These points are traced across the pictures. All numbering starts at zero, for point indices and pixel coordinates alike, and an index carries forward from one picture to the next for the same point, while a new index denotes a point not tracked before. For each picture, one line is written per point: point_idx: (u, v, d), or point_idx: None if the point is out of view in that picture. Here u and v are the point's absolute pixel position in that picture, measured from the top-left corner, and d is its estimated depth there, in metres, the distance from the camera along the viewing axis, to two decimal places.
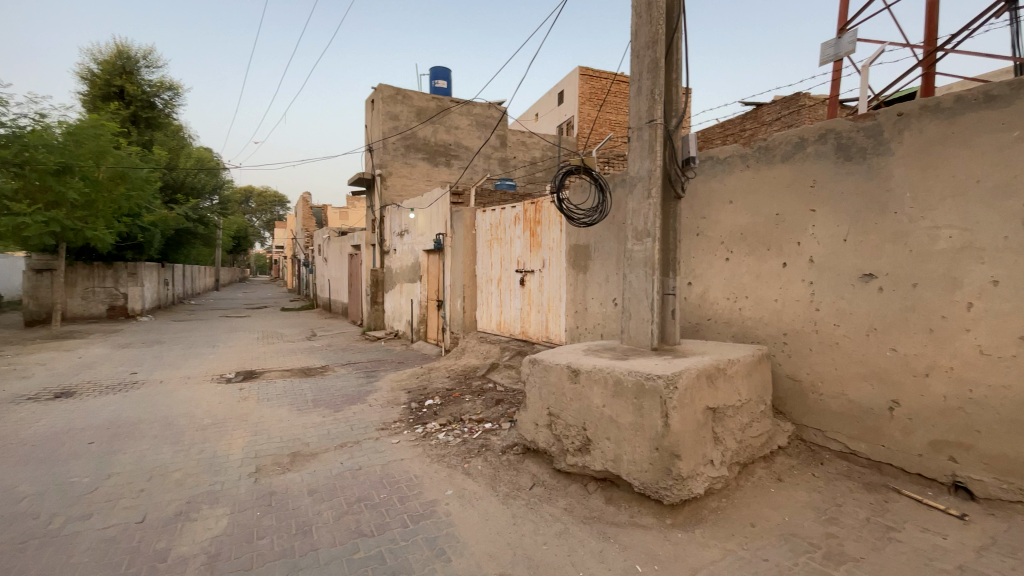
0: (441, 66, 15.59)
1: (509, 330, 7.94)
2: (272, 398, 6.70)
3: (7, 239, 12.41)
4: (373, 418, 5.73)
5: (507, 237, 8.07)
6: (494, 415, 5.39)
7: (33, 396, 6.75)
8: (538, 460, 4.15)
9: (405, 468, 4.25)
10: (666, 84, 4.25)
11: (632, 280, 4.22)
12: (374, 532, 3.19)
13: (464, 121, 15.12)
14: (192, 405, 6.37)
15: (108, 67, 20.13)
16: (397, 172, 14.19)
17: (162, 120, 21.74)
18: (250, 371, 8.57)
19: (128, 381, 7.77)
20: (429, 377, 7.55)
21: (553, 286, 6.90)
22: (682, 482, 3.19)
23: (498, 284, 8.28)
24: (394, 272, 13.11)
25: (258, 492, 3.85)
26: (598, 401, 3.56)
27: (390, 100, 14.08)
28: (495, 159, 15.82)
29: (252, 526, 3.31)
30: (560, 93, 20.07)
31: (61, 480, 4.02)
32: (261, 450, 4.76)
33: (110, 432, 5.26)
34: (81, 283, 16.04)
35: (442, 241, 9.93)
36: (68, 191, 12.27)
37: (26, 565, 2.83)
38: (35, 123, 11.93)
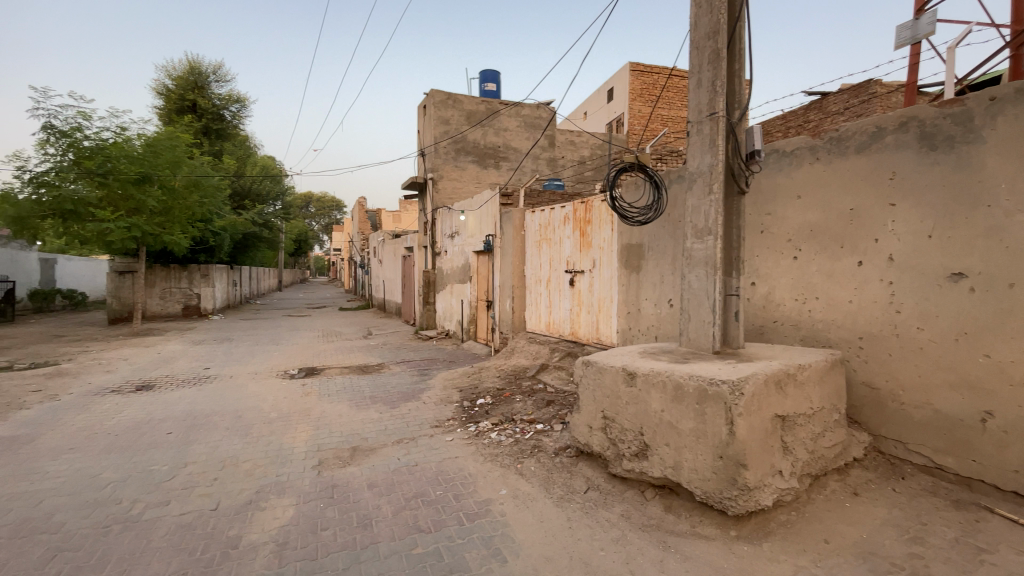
0: (490, 69, 15.74)
1: (559, 330, 7.87)
2: (332, 394, 6.97)
3: (95, 244, 13.57)
4: (427, 415, 5.84)
5: (556, 238, 8.00)
6: (546, 416, 5.34)
7: (119, 388, 7.37)
8: (592, 463, 4.08)
9: (459, 466, 4.30)
10: (728, 76, 4.07)
11: (692, 279, 4.06)
12: (431, 529, 3.24)
13: (513, 122, 15.20)
14: (258, 399, 6.73)
15: (182, 82, 21.74)
16: (448, 175, 14.44)
17: (230, 130, 23.24)
18: (312, 367, 8.97)
19: (201, 376, 8.34)
20: (479, 376, 7.60)
21: (604, 287, 6.78)
22: (748, 494, 3.02)
23: (547, 284, 8.23)
24: (445, 273, 13.34)
25: (321, 484, 4.00)
26: (656, 406, 3.45)
27: (440, 104, 14.35)
28: (544, 160, 15.80)
29: (316, 517, 3.44)
30: (610, 90, 19.76)
31: (145, 468, 4.35)
32: (323, 443, 4.96)
33: (187, 423, 5.65)
34: (160, 284, 17.41)
35: (491, 242, 9.99)
36: (147, 198, 13.35)
37: (115, 547, 3.07)
38: (117, 136, 13.07)
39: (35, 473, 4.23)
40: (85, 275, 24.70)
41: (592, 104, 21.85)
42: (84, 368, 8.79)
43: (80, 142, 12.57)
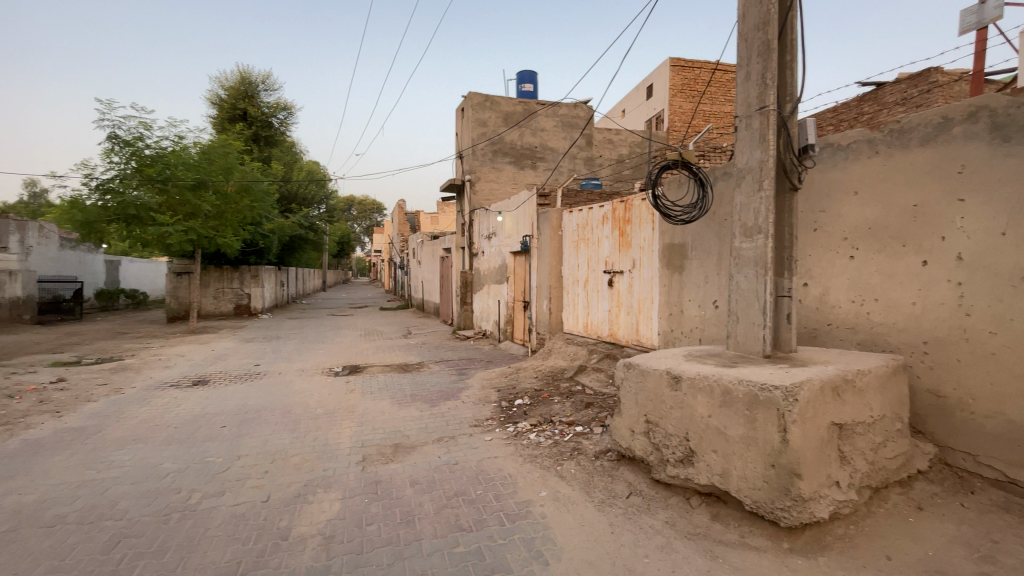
0: (528, 70, 15.75)
1: (597, 332, 7.77)
2: (375, 392, 7.14)
3: (155, 246, 14.41)
4: (466, 414, 5.88)
5: (594, 238, 7.91)
6: (585, 418, 5.27)
7: (178, 383, 7.81)
8: (634, 468, 4.00)
9: (499, 466, 4.30)
10: (779, 68, 3.91)
11: (740, 281, 3.92)
12: (473, 528, 3.25)
13: (550, 122, 15.16)
14: (305, 396, 6.97)
15: (234, 92, 22.83)
16: (485, 176, 14.53)
17: (278, 137, 24.23)
18: (355, 365, 9.22)
19: (252, 372, 8.73)
20: (517, 377, 7.60)
21: (644, 287, 6.65)
22: (802, 505, 2.89)
23: (585, 285, 8.14)
24: (482, 274, 13.42)
25: (365, 479, 4.10)
26: (703, 411, 3.34)
27: (478, 107, 14.47)
28: (581, 159, 15.70)
29: (361, 512, 3.52)
30: (649, 87, 19.40)
31: (201, 459, 4.58)
32: (367, 440, 5.08)
33: (239, 417, 5.91)
34: (214, 285, 18.34)
35: (528, 242, 9.96)
36: (202, 203, 14.09)
37: (174, 534, 3.24)
38: (175, 145, 13.85)
39: (103, 462, 4.52)
40: (145, 276, 26.28)
41: (631, 102, 21.53)
42: (146, 364, 9.35)
43: (141, 150, 13.38)
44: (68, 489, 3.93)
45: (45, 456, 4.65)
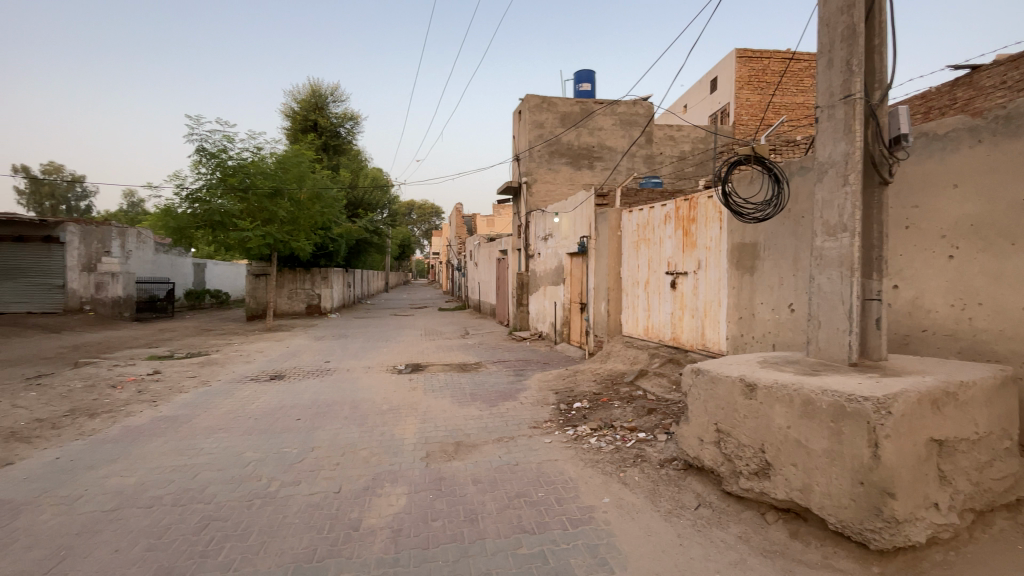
0: (585, 69, 15.59)
1: (659, 335, 7.55)
2: (436, 390, 7.32)
3: (236, 250, 15.53)
4: (526, 416, 5.88)
5: (656, 238, 7.69)
6: (649, 425, 5.12)
7: (257, 377, 8.39)
8: (702, 478, 3.83)
9: (560, 470, 4.26)
10: (867, 53, 3.62)
11: (822, 283, 3.66)
12: (536, 530, 3.24)
13: (608, 121, 14.94)
14: (371, 392, 7.27)
15: (306, 104, 24.28)
16: (542, 178, 14.52)
17: (345, 145, 25.50)
18: (416, 364, 9.49)
19: (323, 368, 9.22)
20: (575, 380, 7.50)
21: (710, 289, 6.38)
22: (895, 528, 2.65)
23: (646, 287, 7.93)
24: (538, 275, 13.41)
25: (429, 475, 4.21)
26: (781, 421, 3.15)
27: (535, 109, 14.49)
28: (640, 158, 15.39)
29: (426, 507, 3.61)
30: (713, 80, 18.64)
31: (279, 449, 4.88)
32: (430, 436, 5.22)
33: (313, 411, 6.25)
34: (288, 286, 19.56)
35: (586, 243, 9.83)
36: (278, 209, 15.07)
37: (257, 520, 3.47)
38: (254, 155, 14.90)
39: (193, 449, 4.92)
40: (227, 278, 28.46)
41: (694, 96, 20.81)
42: (229, 359, 10.10)
43: (225, 161, 14.51)
44: (163, 473, 4.30)
45: (145, 441, 5.13)
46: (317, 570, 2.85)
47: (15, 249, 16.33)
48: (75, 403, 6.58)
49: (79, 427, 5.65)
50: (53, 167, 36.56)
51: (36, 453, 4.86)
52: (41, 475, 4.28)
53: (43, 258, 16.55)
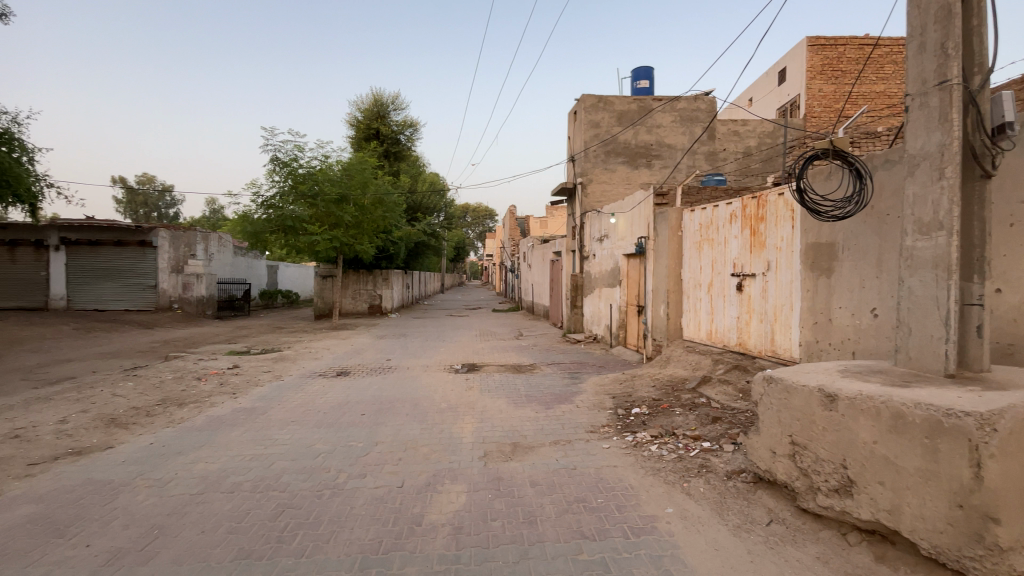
0: (643, 66, 15.25)
1: (723, 340, 7.24)
2: (492, 390, 7.40)
3: (306, 253, 16.43)
4: (583, 419, 5.80)
5: (720, 238, 7.37)
6: (714, 434, 4.90)
7: (324, 373, 8.84)
8: (774, 493, 3.63)
9: (619, 476, 4.17)
10: (965, 35, 3.29)
11: (912, 286, 3.36)
12: (596, 537, 3.19)
13: (667, 118, 14.58)
14: (429, 390, 7.46)
15: (369, 113, 25.37)
16: (598, 178, 14.31)
17: (405, 152, 26.40)
18: (472, 364, 9.65)
19: (385, 366, 9.59)
20: (632, 385, 7.32)
21: (781, 292, 6.04)
22: (1001, 557, 2.38)
23: (709, 289, 7.62)
24: (593, 277, 13.22)
25: (488, 475, 4.26)
26: (866, 436, 2.92)
27: (591, 108, 14.31)
28: (702, 155, 14.95)
29: (485, 506, 3.65)
30: (782, 71, 17.68)
31: (346, 443, 5.11)
32: (487, 436, 5.27)
33: (376, 407, 6.50)
34: (352, 286, 20.48)
35: (644, 244, 9.56)
36: (343, 214, 15.85)
37: (327, 509, 3.64)
38: (322, 163, 15.76)
39: (269, 439, 5.25)
40: (296, 279, 30.18)
41: (760, 88, 19.83)
42: (298, 355, 10.71)
43: (296, 170, 15.47)
44: (242, 461, 4.63)
45: (226, 431, 5.53)
46: (383, 562, 2.95)
47: (114, 252, 18.01)
48: (166, 394, 7.20)
49: (170, 416, 6.18)
50: (147, 178, 40.33)
51: (134, 438, 5.36)
52: (138, 459, 4.71)
53: (137, 260, 18.17)
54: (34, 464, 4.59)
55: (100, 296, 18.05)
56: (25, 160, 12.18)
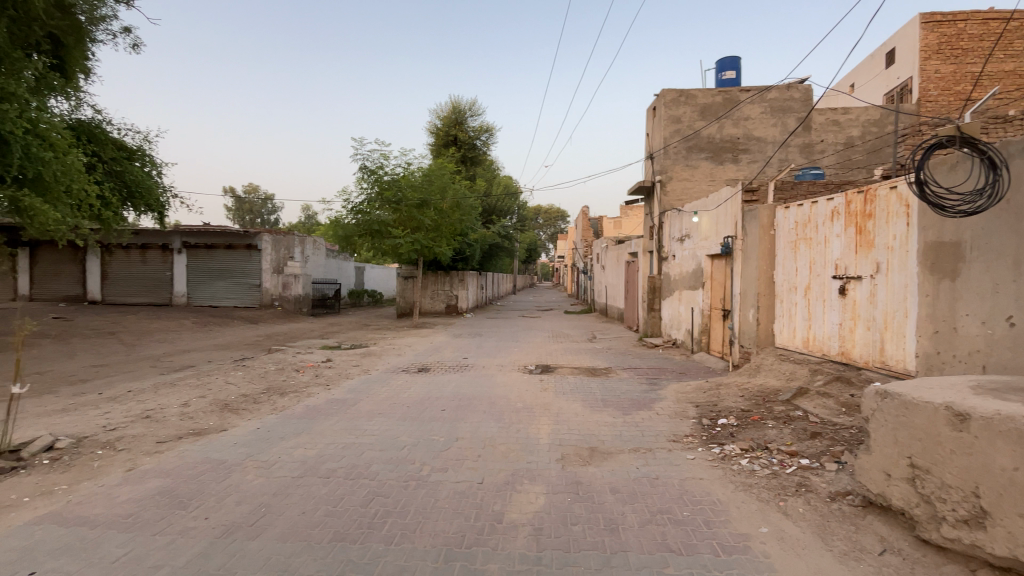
0: (729, 56, 14.45)
1: (823, 349, 6.64)
2: (568, 393, 7.35)
3: (390, 255, 17.30)
4: (663, 428, 5.58)
5: (820, 236, 6.78)
6: (814, 450, 4.51)
7: (407, 369, 9.28)
8: (888, 519, 3.27)
9: (706, 489, 3.97)
10: None
11: None
12: (683, 551, 3.05)
13: (757, 109, 13.72)
14: (505, 389, 7.56)
15: (447, 121, 26.34)
16: (679, 175, 13.71)
17: (481, 156, 27.12)
18: (546, 365, 9.64)
19: (463, 363, 9.88)
20: (717, 394, 6.92)
21: (893, 297, 5.44)
22: None
23: (807, 293, 7.04)
24: (672, 279, 12.70)
25: (567, 478, 4.22)
26: (1005, 462, 2.54)
27: (672, 103, 13.77)
28: (796, 147, 13.94)
29: (565, 510, 3.62)
30: (891, 52, 16.08)
31: (428, 437, 5.31)
32: (564, 439, 5.24)
33: (456, 404, 6.69)
34: (431, 287, 21.32)
35: (731, 244, 9.02)
36: (424, 218, 16.58)
37: (413, 500, 3.80)
38: (405, 170, 16.58)
39: (359, 430, 5.59)
40: (379, 280, 31.99)
41: (865, 72, 18.08)
42: (383, 351, 11.32)
43: (382, 177, 16.41)
44: (337, 449, 4.96)
45: (321, 420, 5.97)
46: (466, 556, 3.02)
47: (226, 254, 20.10)
48: (269, 383, 7.90)
49: (272, 403, 6.77)
50: (252, 188, 44.73)
51: (243, 423, 5.93)
52: (247, 441, 5.21)
53: (244, 262, 20.13)
54: (163, 442, 5.22)
55: (213, 293, 20.21)
56: (155, 173, 13.92)
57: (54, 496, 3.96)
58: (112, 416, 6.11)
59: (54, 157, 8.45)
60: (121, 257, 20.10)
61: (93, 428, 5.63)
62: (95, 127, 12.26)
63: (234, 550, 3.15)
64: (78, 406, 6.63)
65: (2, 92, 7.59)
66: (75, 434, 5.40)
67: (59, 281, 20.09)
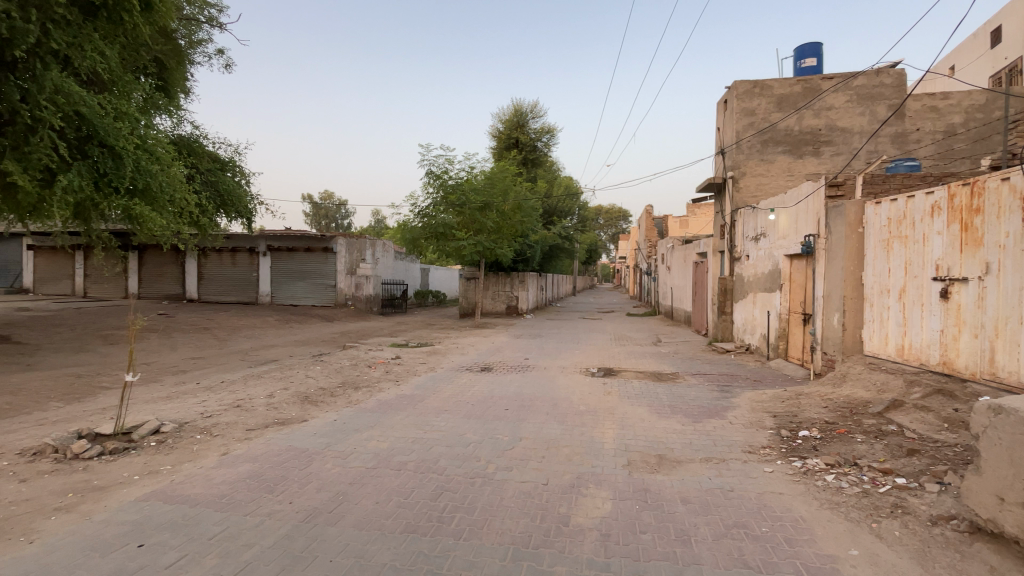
0: (810, 42, 13.51)
1: (921, 358, 6.03)
2: (633, 397, 7.17)
3: (453, 257, 17.73)
4: (738, 438, 5.30)
5: (918, 234, 6.16)
6: (912, 469, 4.10)
7: (470, 367, 9.47)
8: (1001, 549, 2.90)
9: (786, 505, 3.72)
10: None
11: None
12: (762, 569, 2.88)
13: (842, 98, 12.73)
14: (568, 391, 7.52)
15: (509, 123, 26.67)
16: (753, 171, 12.97)
17: (542, 158, 27.21)
18: (610, 368, 9.49)
19: (525, 364, 9.93)
20: (798, 404, 6.47)
21: (1007, 301, 4.86)
22: None
23: (902, 296, 6.41)
24: (746, 280, 12.03)
25: (634, 485, 4.12)
26: None
27: (745, 95, 13.05)
28: (887, 137, 12.78)
29: (633, 517, 3.53)
30: (998, 29, 14.49)
31: (493, 435, 5.37)
32: (631, 445, 5.11)
33: (519, 404, 6.74)
34: (492, 287, 21.61)
35: (813, 243, 8.42)
36: (486, 220, 16.82)
37: (479, 497, 3.87)
38: (469, 173, 16.96)
39: (427, 425, 5.77)
40: (443, 282, 32.87)
41: (967, 52, 16.33)
42: (447, 350, 11.62)
43: (447, 181, 16.88)
44: (406, 443, 5.15)
45: (391, 414, 6.23)
46: (534, 557, 3.02)
47: (304, 257, 21.47)
48: (343, 378, 8.33)
49: (348, 397, 7.14)
50: (328, 194, 47.59)
51: (321, 415, 6.31)
52: (325, 432, 5.54)
53: (321, 263, 21.41)
54: (251, 430, 5.66)
55: (293, 293, 21.66)
56: (244, 182, 15.15)
57: (159, 475, 4.40)
58: (208, 404, 6.71)
59: (159, 169, 9.37)
60: (214, 260, 22.03)
61: (192, 415, 6.20)
62: (193, 141, 13.52)
63: (316, 534, 3.35)
64: (179, 394, 7.34)
65: (117, 112, 8.54)
66: (176, 420, 5.98)
67: (163, 281, 22.40)
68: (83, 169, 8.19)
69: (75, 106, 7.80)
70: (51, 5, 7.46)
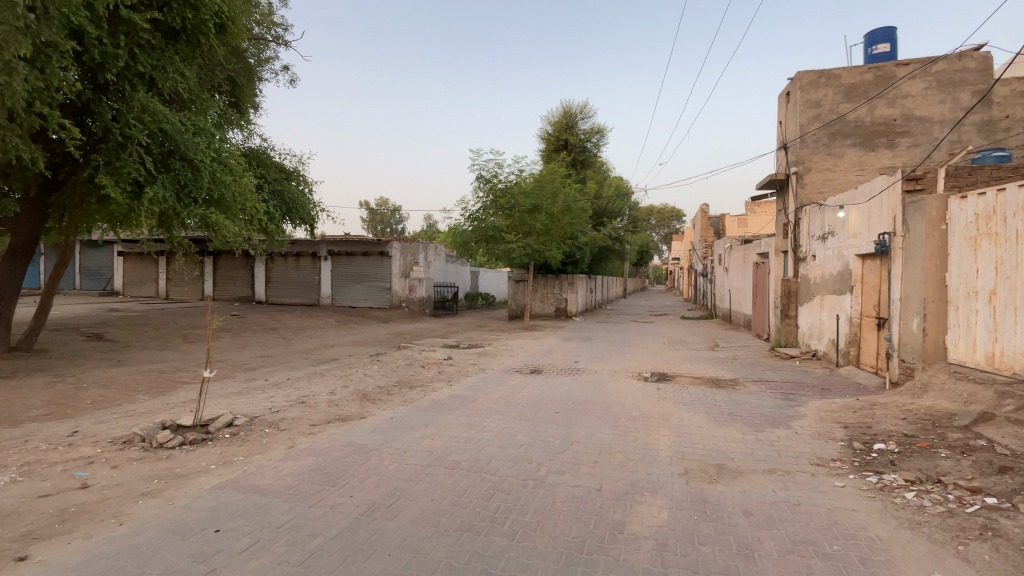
0: (882, 27, 12.59)
1: (1014, 366, 5.48)
2: (688, 403, 6.95)
3: (503, 259, 17.88)
4: (804, 449, 5.01)
5: (1010, 230, 5.61)
6: (1006, 488, 3.72)
7: (519, 369, 9.54)
8: None
9: (860, 523, 3.48)
10: None
11: None
12: None
13: (919, 85, 11.78)
14: (620, 396, 7.39)
15: (558, 125, 26.64)
16: (819, 165, 12.24)
17: (591, 158, 26.96)
18: (663, 373, 9.24)
19: (575, 367, 9.88)
20: (872, 415, 6.03)
21: None
22: None
23: (991, 298, 5.85)
24: (812, 282, 11.36)
25: (692, 494, 3.99)
26: None
27: (810, 85, 12.31)
28: (972, 126, 11.73)
29: (691, 528, 3.43)
30: None
31: (545, 438, 5.37)
32: (687, 453, 4.95)
33: (570, 407, 6.70)
34: (541, 290, 21.63)
35: (888, 242, 7.83)
36: (535, 222, 16.86)
37: (531, 498, 3.89)
38: (518, 176, 17.08)
39: (479, 425, 5.87)
40: (493, 284, 33.23)
41: None
42: (498, 351, 11.76)
43: (496, 184, 17.05)
44: (460, 442, 5.25)
45: (445, 414, 6.37)
46: (588, 563, 3.00)
47: (361, 260, 22.37)
48: (399, 377, 8.61)
49: (403, 396, 7.37)
50: (383, 202, 49.33)
51: (378, 412, 6.55)
52: (382, 429, 5.74)
53: (376, 267, 22.25)
54: (315, 425, 5.96)
55: (351, 295, 22.61)
56: (308, 190, 16.00)
57: (233, 466, 4.72)
58: (275, 400, 7.12)
59: (233, 179, 10.08)
60: (280, 264, 23.36)
61: (261, 410, 6.61)
62: (263, 153, 14.42)
63: (376, 527, 3.48)
64: (249, 390, 7.83)
65: (195, 128, 9.29)
66: (247, 414, 6.38)
67: (235, 284, 24.00)
68: (167, 181, 8.96)
69: (159, 124, 8.57)
70: (137, 32, 8.26)
